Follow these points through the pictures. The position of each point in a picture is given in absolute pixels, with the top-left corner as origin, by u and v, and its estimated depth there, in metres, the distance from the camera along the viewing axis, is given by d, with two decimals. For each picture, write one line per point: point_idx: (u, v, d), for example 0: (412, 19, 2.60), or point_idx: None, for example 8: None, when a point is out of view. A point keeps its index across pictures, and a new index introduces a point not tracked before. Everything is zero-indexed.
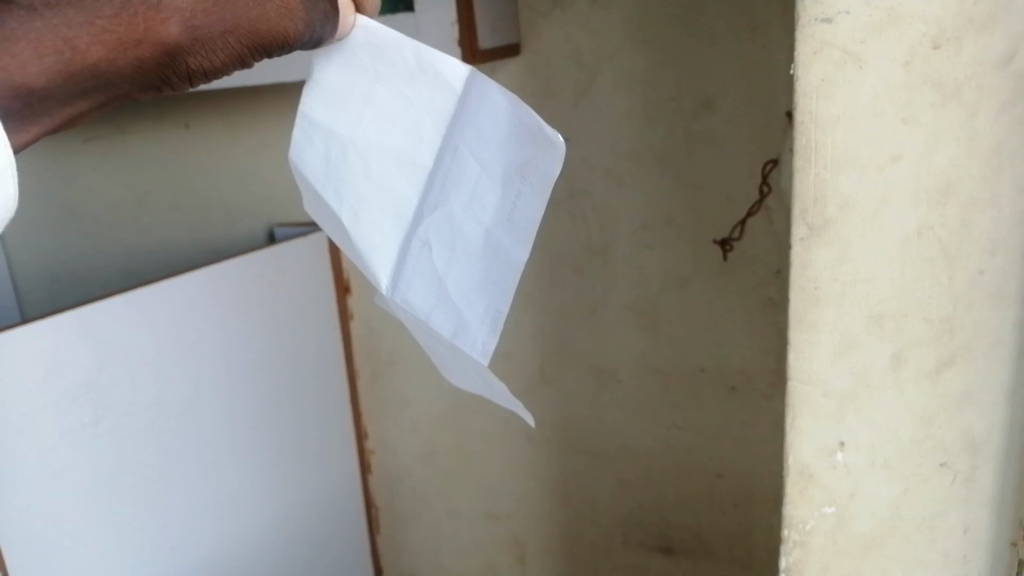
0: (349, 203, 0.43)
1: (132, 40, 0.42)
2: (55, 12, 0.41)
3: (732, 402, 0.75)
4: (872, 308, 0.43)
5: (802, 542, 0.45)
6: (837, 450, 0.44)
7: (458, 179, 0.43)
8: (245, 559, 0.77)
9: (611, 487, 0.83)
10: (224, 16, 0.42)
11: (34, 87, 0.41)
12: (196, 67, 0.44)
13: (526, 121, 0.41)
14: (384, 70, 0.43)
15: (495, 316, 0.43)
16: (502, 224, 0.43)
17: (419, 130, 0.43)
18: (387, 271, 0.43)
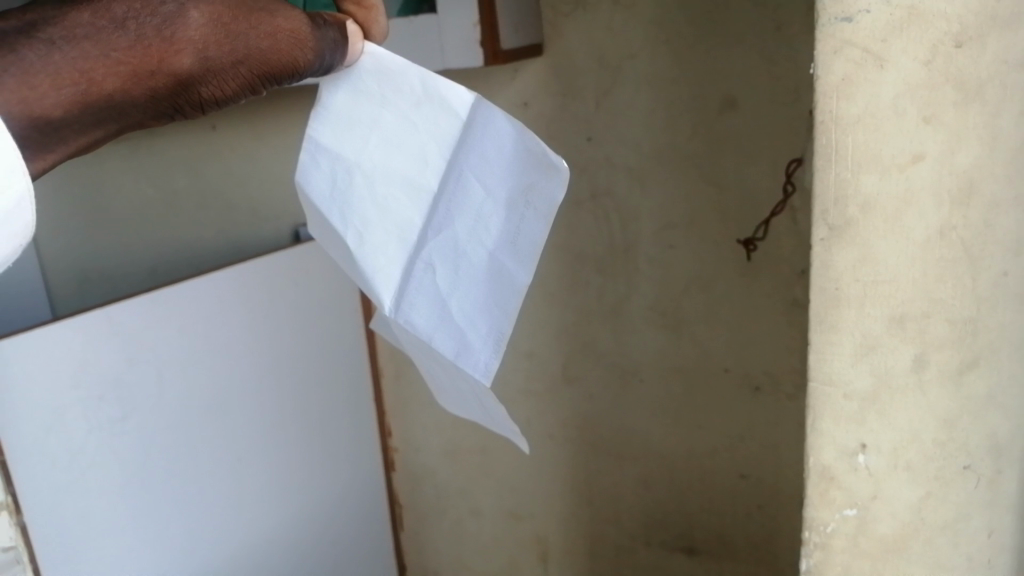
0: (355, 224, 0.49)
1: (146, 71, 0.46)
2: (72, 46, 0.44)
3: (756, 401, 0.80)
4: (894, 309, 0.42)
5: (823, 544, 0.47)
6: (858, 452, 0.45)
7: (462, 204, 0.48)
8: (267, 547, 0.85)
9: (643, 480, 0.89)
10: (235, 47, 0.47)
11: (52, 115, 0.45)
12: (206, 95, 0.49)
13: (531, 149, 0.47)
14: (391, 97, 0.48)
15: (498, 337, 0.48)
16: (505, 248, 0.48)
17: (424, 154, 0.48)
18: (392, 290, 0.49)
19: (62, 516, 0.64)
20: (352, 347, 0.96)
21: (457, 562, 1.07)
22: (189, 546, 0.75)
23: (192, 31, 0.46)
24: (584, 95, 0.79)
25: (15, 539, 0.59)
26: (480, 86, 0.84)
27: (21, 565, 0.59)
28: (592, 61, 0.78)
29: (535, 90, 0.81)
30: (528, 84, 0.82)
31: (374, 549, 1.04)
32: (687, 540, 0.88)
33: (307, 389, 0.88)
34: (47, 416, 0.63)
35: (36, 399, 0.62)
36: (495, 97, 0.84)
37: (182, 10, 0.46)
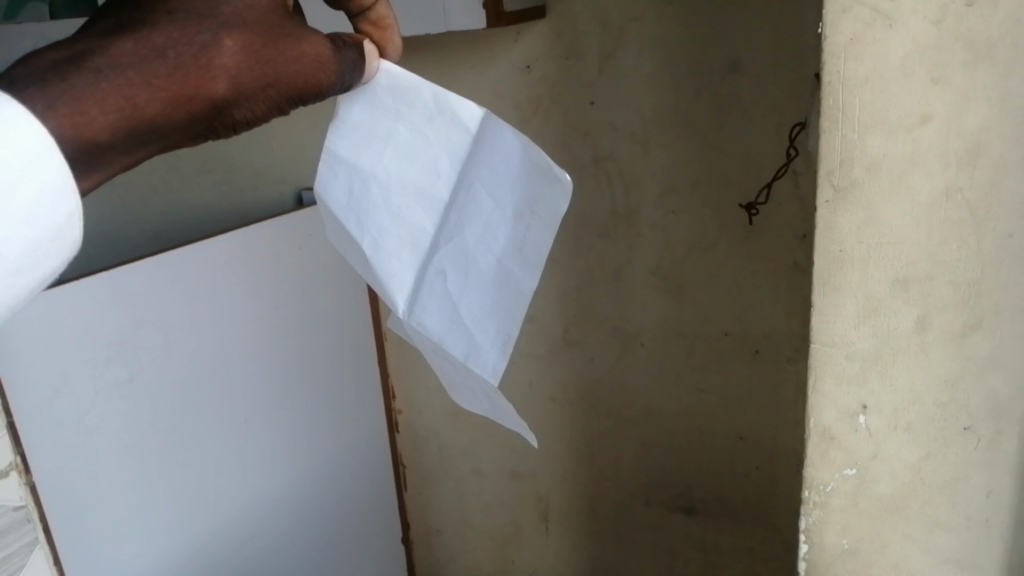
0: (370, 233, 0.47)
1: (185, 97, 0.40)
2: (116, 73, 0.38)
3: (756, 365, 0.80)
4: (897, 271, 0.42)
5: (821, 503, 0.47)
6: (860, 412, 0.45)
7: (473, 214, 0.46)
8: (271, 509, 0.86)
9: (644, 442, 0.90)
10: (265, 72, 0.42)
11: (98, 141, 0.38)
12: (239, 119, 0.43)
13: (536, 160, 0.43)
14: (404, 110, 0.46)
15: (506, 340, 0.45)
16: (512, 255, 0.45)
17: (436, 165, 0.45)
18: (407, 292, 0.48)
19: (73, 477, 0.65)
20: (354, 311, 0.96)
21: (458, 522, 1.08)
22: (195, 505, 0.76)
23: (228, 57, 0.40)
24: (587, 56, 0.78)
25: (26, 499, 0.61)
26: (482, 49, 0.83)
27: (31, 523, 0.61)
28: (595, 23, 0.77)
29: (537, 53, 0.81)
30: (531, 46, 0.81)
31: (377, 510, 1.05)
32: (686, 501, 0.90)
33: (309, 355, 0.89)
34: (53, 380, 0.63)
35: (43, 363, 0.62)
36: (497, 59, 0.83)
37: (217, 37, 0.40)
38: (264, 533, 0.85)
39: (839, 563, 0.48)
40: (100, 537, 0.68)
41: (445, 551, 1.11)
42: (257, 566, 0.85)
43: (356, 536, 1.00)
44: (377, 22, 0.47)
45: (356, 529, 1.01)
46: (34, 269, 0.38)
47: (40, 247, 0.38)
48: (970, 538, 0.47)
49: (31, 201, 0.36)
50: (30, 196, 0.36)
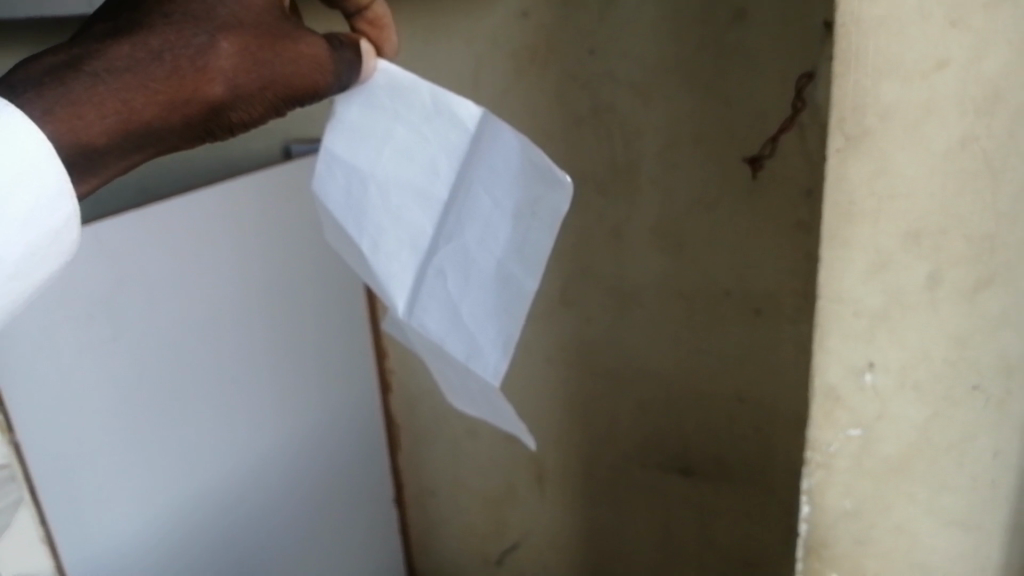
0: (369, 233, 0.56)
1: (181, 99, 0.51)
2: (115, 78, 0.50)
3: (756, 324, 0.79)
4: (911, 225, 0.56)
5: (824, 463, 0.62)
6: (865, 370, 0.60)
7: (472, 213, 0.54)
8: (262, 469, 0.85)
9: (641, 403, 0.89)
10: (261, 74, 0.52)
11: (95, 143, 0.50)
12: (236, 120, 0.53)
13: (536, 162, 0.51)
14: (403, 112, 0.54)
15: (506, 342, 0.54)
16: (511, 257, 0.53)
17: (435, 166, 0.54)
18: (407, 295, 0.56)
19: (53, 433, 0.64)
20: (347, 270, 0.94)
21: (453, 483, 1.07)
22: (178, 466, 0.75)
23: (223, 61, 0.51)
24: (588, 5, 0.76)
25: (10, 458, 0.63)
26: None
27: (16, 482, 0.64)
28: None
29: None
30: None
31: (370, 470, 1.04)
32: (683, 462, 0.90)
33: (301, 312, 0.87)
34: (36, 334, 0.62)
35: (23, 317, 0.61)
36: (494, 7, 0.81)
37: (212, 40, 0.50)
38: (252, 494, 0.84)
39: None
40: (86, 494, 0.67)
41: (441, 512, 1.10)
42: (243, 527, 0.84)
43: (347, 497, 1.00)
44: (373, 21, 0.59)
45: (349, 489, 1.00)
46: (38, 264, 0.50)
47: (41, 247, 0.50)
48: (952, 483, 0.63)
49: (29, 204, 0.48)
50: (31, 201, 0.48)
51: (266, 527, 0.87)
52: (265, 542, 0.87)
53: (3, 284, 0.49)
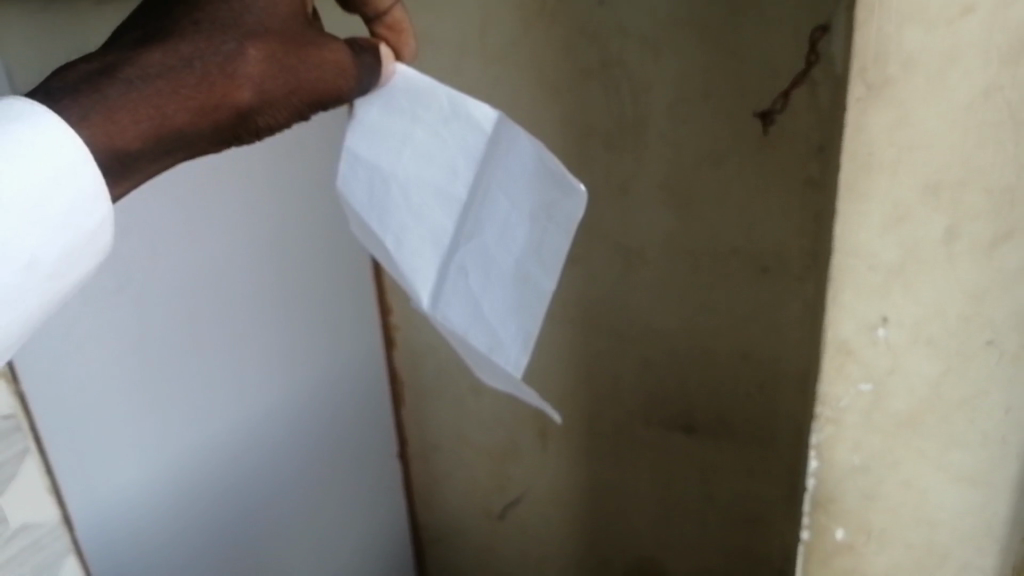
0: (392, 229, 0.52)
1: (211, 105, 0.47)
2: (147, 84, 0.46)
3: (762, 281, 0.80)
4: (928, 176, 0.39)
5: (834, 419, 0.44)
6: (879, 325, 0.42)
7: (490, 214, 0.51)
8: (268, 421, 0.85)
9: (645, 359, 0.90)
10: (287, 80, 0.49)
11: (129, 148, 0.46)
12: (262, 125, 0.50)
13: (552, 167, 0.49)
14: (421, 112, 0.51)
15: (526, 337, 0.50)
16: (529, 257, 0.50)
17: (453, 166, 0.50)
18: (430, 289, 0.52)
19: (62, 383, 0.64)
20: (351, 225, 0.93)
21: (456, 438, 1.07)
22: (185, 420, 0.75)
23: (251, 67, 0.48)
24: None
25: (15, 408, 0.62)
26: None
27: (20, 432, 0.63)
28: None
29: None
30: None
31: (373, 425, 1.05)
32: (686, 420, 0.91)
33: (307, 267, 0.87)
34: None
35: None
36: None
37: (240, 48, 0.47)
38: (256, 446, 0.85)
39: (850, 478, 0.45)
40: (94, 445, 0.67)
41: (444, 466, 1.10)
42: (249, 479, 0.85)
43: (351, 451, 1.01)
44: (392, 26, 0.52)
45: (353, 442, 1.01)
46: (71, 268, 0.45)
47: (75, 247, 0.44)
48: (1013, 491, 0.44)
49: (67, 205, 0.43)
50: (69, 197, 0.43)
51: (270, 479, 0.88)
52: (268, 494, 0.88)
53: (40, 287, 0.43)
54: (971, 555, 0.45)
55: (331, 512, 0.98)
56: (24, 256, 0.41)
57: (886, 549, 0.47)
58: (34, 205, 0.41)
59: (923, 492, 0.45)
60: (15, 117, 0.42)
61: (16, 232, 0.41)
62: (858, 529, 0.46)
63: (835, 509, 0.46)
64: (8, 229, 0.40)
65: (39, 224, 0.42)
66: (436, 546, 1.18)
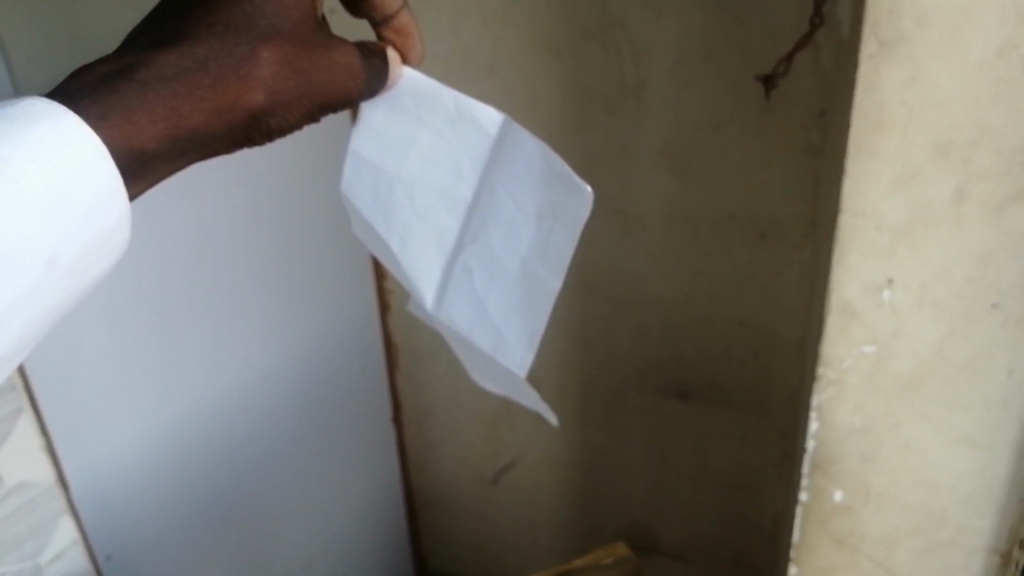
0: (397, 231, 0.52)
1: (225, 107, 0.46)
2: (163, 85, 0.45)
3: (761, 248, 0.80)
4: (939, 136, 0.38)
5: (836, 381, 0.44)
6: (884, 287, 0.41)
7: (495, 216, 0.51)
8: (263, 384, 0.85)
9: (640, 325, 0.90)
10: (299, 82, 0.48)
11: (146, 148, 0.44)
12: (274, 127, 0.49)
13: (558, 170, 0.49)
14: (426, 115, 0.50)
15: (531, 335, 0.51)
16: (535, 257, 0.51)
17: (459, 168, 0.51)
18: (433, 289, 0.53)
19: (57, 346, 0.62)
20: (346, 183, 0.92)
21: (450, 402, 1.07)
22: (180, 382, 0.74)
23: (264, 69, 0.47)
24: None
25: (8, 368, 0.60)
26: None
27: (15, 392, 0.61)
28: None
29: None
30: None
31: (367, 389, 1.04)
32: (680, 385, 0.91)
33: (304, 234, 0.85)
34: None
35: None
36: None
37: (253, 50, 0.46)
38: (251, 407, 0.84)
39: (850, 440, 0.45)
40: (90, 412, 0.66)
41: (438, 431, 1.10)
42: (244, 440, 0.84)
43: (346, 414, 1.00)
44: (399, 30, 0.51)
45: (347, 404, 1.00)
46: (89, 266, 0.43)
47: (93, 245, 0.43)
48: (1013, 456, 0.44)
49: (87, 202, 0.42)
50: (87, 196, 0.42)
51: (263, 442, 0.87)
52: (262, 456, 0.88)
53: (61, 285, 0.41)
54: (968, 517, 0.46)
55: (325, 475, 0.98)
56: (45, 255, 0.40)
57: (883, 511, 0.47)
58: (55, 204, 0.40)
59: (921, 456, 0.45)
60: (33, 117, 0.40)
61: (40, 229, 0.39)
62: (856, 491, 0.47)
63: (834, 471, 0.47)
64: (29, 228, 0.39)
65: (59, 222, 0.40)
66: (429, 509, 1.18)
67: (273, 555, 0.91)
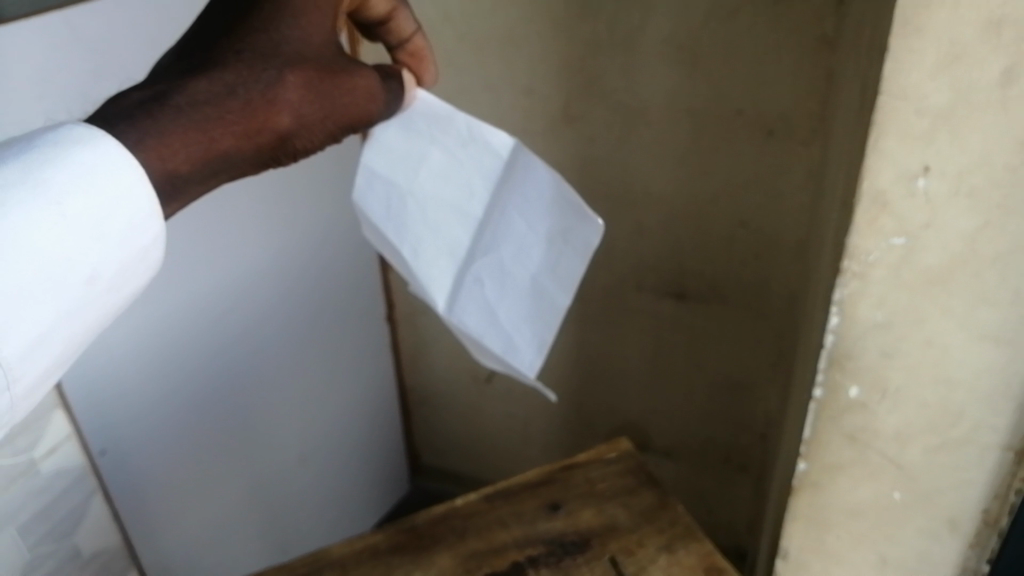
0: (410, 240, 0.52)
1: (254, 130, 0.43)
2: (194, 109, 0.41)
3: (768, 144, 0.78)
4: (993, 11, 0.35)
5: (861, 275, 0.43)
6: (919, 175, 0.39)
7: (507, 233, 0.53)
8: (259, 282, 0.83)
9: (640, 226, 0.88)
10: (324, 105, 0.46)
11: (180, 172, 0.41)
12: (298, 150, 0.46)
13: (569, 197, 0.52)
14: (439, 136, 0.52)
15: (541, 343, 0.53)
16: (545, 274, 0.53)
17: (470, 186, 0.52)
18: (444, 294, 0.53)
19: None
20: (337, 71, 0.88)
21: None
22: (183, 281, 0.73)
23: (292, 93, 0.44)
24: None
25: None
26: None
27: None
28: None
29: None
30: None
31: (361, 285, 1.02)
32: (678, 286, 0.90)
33: None
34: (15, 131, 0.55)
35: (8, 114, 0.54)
36: None
37: (280, 74, 0.44)
38: (244, 304, 0.82)
39: (871, 335, 0.44)
40: None
41: (430, 330, 1.09)
42: (237, 337, 0.83)
43: (341, 311, 0.99)
44: (414, 53, 0.53)
45: (341, 304, 0.99)
46: (123, 285, 0.39)
47: (129, 265, 0.39)
48: None
49: (125, 223, 0.38)
50: (126, 215, 0.38)
51: (258, 339, 0.86)
52: (257, 357, 0.86)
53: (91, 305, 0.37)
54: (986, 415, 0.45)
55: (319, 373, 0.97)
56: (82, 281, 0.36)
57: (898, 408, 0.46)
58: (92, 228, 0.36)
59: (944, 352, 0.44)
60: (68, 139, 0.37)
61: (77, 247, 0.35)
62: (872, 387, 0.46)
63: (851, 366, 0.46)
64: (66, 253, 0.35)
65: (98, 241, 0.36)
66: (422, 408, 1.19)
67: (269, 449, 0.92)
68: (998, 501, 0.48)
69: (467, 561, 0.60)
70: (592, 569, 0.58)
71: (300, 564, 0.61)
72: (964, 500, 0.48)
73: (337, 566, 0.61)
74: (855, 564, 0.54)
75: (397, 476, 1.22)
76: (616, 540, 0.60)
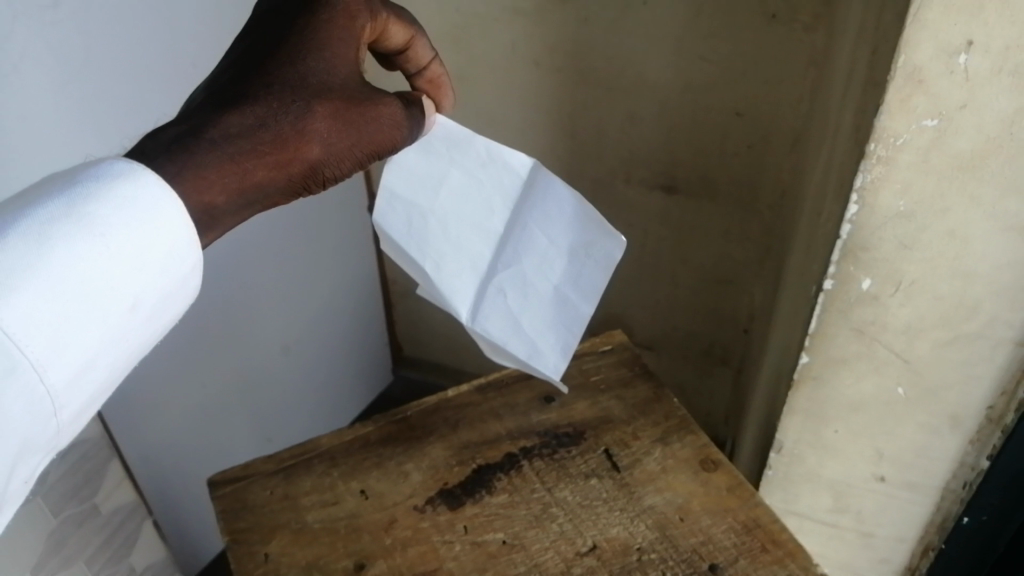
0: (431, 257, 0.49)
1: (284, 161, 0.40)
2: (226, 143, 0.38)
3: (772, 28, 0.73)
4: None
5: (887, 159, 0.40)
6: (960, 51, 0.36)
7: (527, 245, 0.50)
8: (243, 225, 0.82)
9: (632, 113, 0.84)
10: (353, 135, 0.42)
11: (216, 204, 0.37)
12: (328, 180, 0.42)
13: (590, 214, 0.49)
14: (458, 157, 0.49)
15: (568, 349, 0.50)
16: (570, 284, 0.50)
17: (490, 204, 0.49)
18: (466, 304, 0.50)
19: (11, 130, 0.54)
20: None
21: None
22: None
23: (322, 124, 0.40)
24: None
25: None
26: None
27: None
28: None
29: None
30: None
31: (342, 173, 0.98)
32: (668, 179, 0.88)
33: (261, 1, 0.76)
34: None
35: None
36: None
37: (309, 105, 0.40)
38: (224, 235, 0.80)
39: (891, 225, 0.42)
40: None
41: None
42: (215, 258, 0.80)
43: (323, 204, 0.96)
44: (431, 80, 0.51)
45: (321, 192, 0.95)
46: (159, 314, 0.36)
47: (167, 294, 0.35)
48: None
49: (162, 258, 0.34)
50: (164, 247, 0.34)
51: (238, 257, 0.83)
52: (239, 262, 0.84)
53: (127, 334, 0.34)
54: (1003, 311, 0.43)
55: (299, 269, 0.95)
56: (116, 314, 0.33)
57: (911, 302, 0.45)
58: (131, 260, 0.33)
59: (967, 244, 0.42)
60: (108, 174, 0.33)
61: (111, 280, 0.32)
62: (886, 279, 0.44)
63: (866, 258, 0.44)
64: (103, 287, 0.32)
65: (133, 271, 0.33)
66: (402, 300, 1.16)
67: (247, 354, 0.90)
68: (1005, 397, 0.47)
69: (460, 452, 0.59)
70: (587, 461, 0.58)
71: (288, 456, 0.60)
72: (971, 395, 0.47)
73: (327, 457, 0.60)
74: (853, 459, 0.54)
75: (377, 366, 1.21)
76: (612, 432, 0.60)
